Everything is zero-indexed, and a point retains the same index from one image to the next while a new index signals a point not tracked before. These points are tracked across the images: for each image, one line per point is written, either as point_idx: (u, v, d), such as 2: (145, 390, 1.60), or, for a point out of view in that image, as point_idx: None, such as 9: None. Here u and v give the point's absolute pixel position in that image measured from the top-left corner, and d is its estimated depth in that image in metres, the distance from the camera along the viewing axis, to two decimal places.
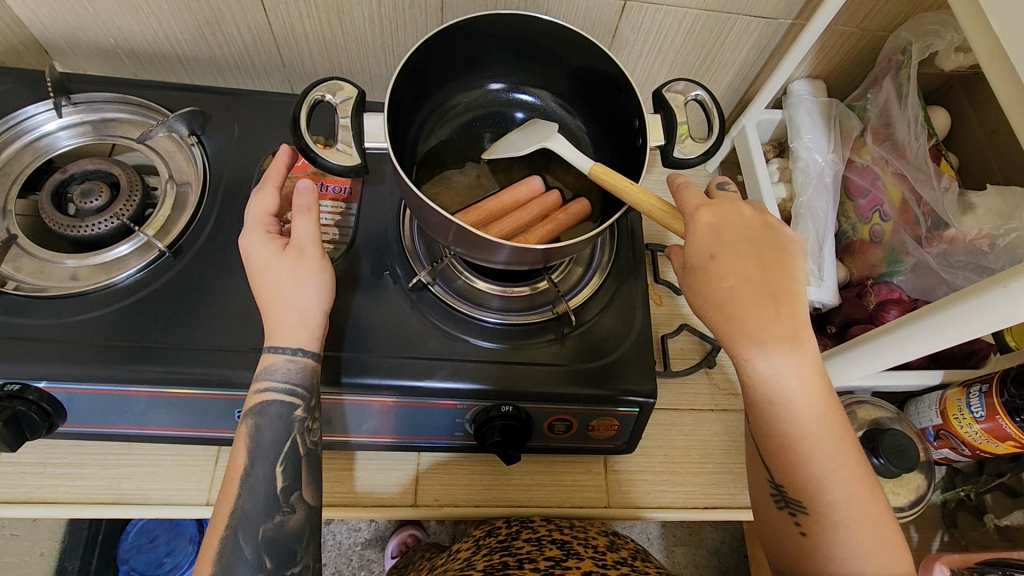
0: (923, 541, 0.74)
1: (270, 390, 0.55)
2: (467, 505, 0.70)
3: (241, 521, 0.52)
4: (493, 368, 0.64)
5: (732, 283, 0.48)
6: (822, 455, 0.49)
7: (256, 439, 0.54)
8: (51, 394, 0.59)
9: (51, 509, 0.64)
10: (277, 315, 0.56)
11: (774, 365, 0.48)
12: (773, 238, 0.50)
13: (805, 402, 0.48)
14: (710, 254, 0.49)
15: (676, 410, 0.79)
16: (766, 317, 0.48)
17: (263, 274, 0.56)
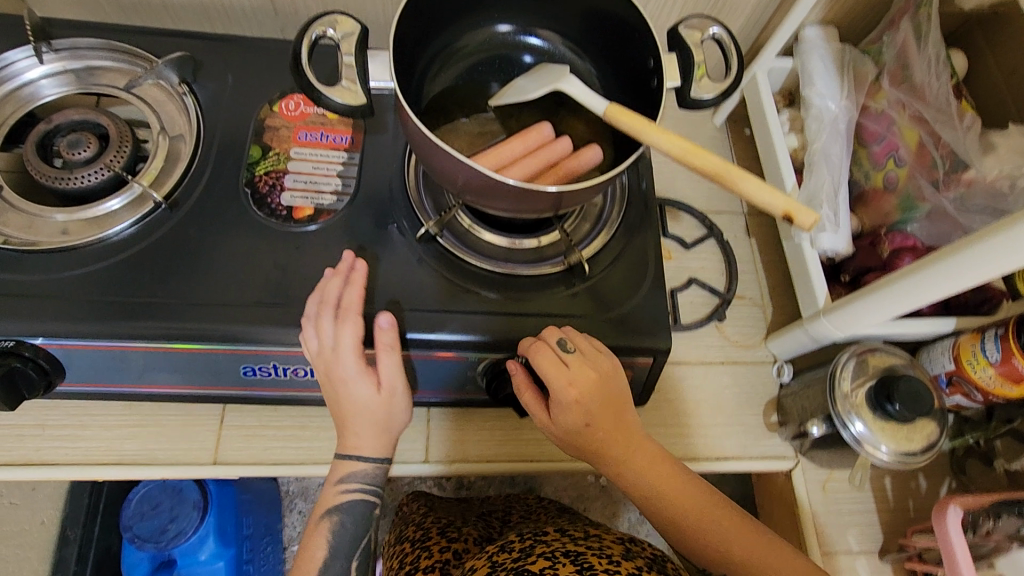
0: (931, 488, 0.75)
1: (349, 491, 0.61)
2: (478, 460, 0.69)
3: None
4: (505, 320, 0.62)
5: (592, 421, 0.59)
6: (728, 542, 0.58)
7: (336, 540, 0.60)
8: (48, 352, 0.57)
9: (52, 471, 0.62)
10: (357, 430, 0.59)
11: (644, 490, 0.60)
12: (618, 378, 0.59)
13: (680, 498, 0.59)
14: (581, 424, 0.59)
15: (686, 364, 0.78)
16: (617, 444, 0.60)
17: (357, 403, 0.58)
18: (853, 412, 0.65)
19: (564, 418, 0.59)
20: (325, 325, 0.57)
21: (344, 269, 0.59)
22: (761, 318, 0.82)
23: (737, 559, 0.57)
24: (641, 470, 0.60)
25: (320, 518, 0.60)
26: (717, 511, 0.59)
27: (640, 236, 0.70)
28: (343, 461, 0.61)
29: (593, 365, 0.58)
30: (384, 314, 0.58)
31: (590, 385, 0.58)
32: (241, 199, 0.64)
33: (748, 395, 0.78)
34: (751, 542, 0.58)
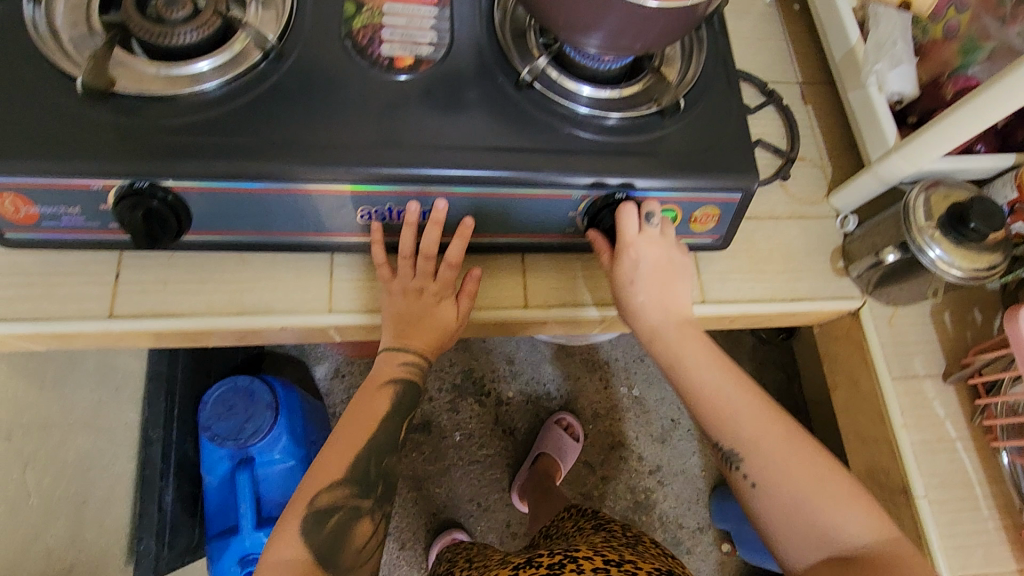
0: (985, 321, 0.81)
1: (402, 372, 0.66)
2: (577, 304, 0.74)
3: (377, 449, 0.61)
4: (606, 158, 0.65)
5: (647, 293, 0.68)
6: (738, 410, 0.63)
7: (397, 405, 0.65)
8: (179, 194, 0.59)
9: (180, 320, 0.66)
10: (416, 327, 0.68)
11: (676, 349, 0.66)
12: (673, 262, 0.68)
13: (702, 366, 0.65)
14: (632, 280, 0.67)
15: (756, 219, 0.82)
16: (660, 311, 0.68)
17: (434, 317, 0.68)
18: (929, 238, 0.69)
19: (620, 277, 0.68)
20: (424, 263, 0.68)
21: (434, 217, 0.64)
22: (822, 178, 0.86)
23: (743, 421, 0.62)
24: (683, 335, 0.67)
25: (382, 386, 0.65)
26: (737, 388, 0.64)
27: (722, 80, 0.72)
28: (390, 350, 0.67)
29: (667, 258, 0.68)
30: (475, 269, 0.69)
31: (659, 263, 0.67)
32: (343, 50, 0.66)
33: (816, 246, 0.82)
34: (756, 412, 0.63)
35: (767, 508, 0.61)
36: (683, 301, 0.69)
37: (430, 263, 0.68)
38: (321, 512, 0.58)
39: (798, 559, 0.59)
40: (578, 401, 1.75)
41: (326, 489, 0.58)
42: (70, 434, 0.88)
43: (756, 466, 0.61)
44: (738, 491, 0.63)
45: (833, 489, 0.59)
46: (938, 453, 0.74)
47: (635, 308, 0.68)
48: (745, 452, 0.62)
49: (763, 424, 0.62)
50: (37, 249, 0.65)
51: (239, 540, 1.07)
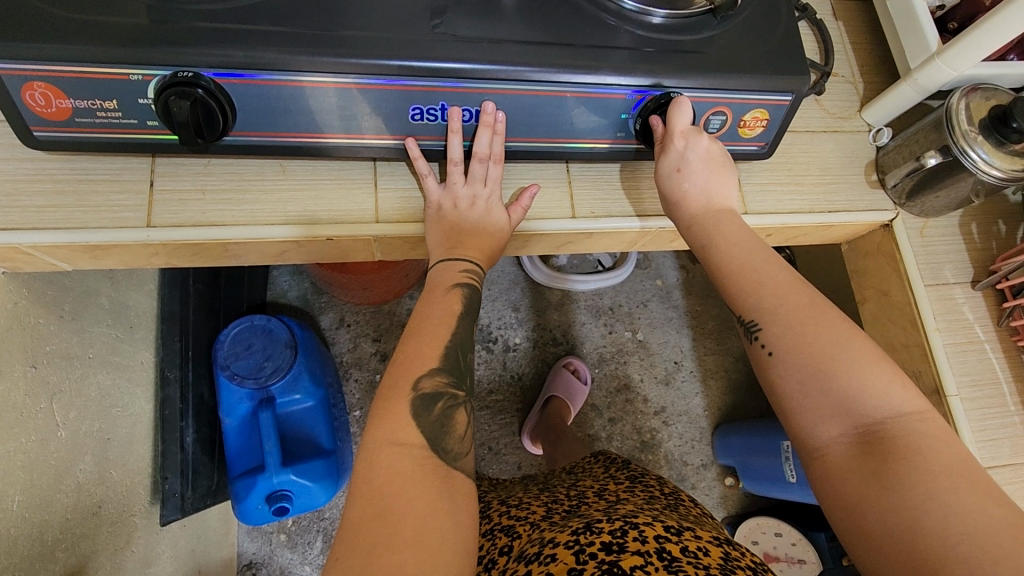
0: (1010, 233, 0.83)
1: (463, 273, 0.65)
2: (622, 216, 0.73)
3: (460, 343, 0.61)
4: (658, 55, 0.64)
5: (694, 179, 0.67)
6: (764, 283, 0.60)
7: (464, 309, 0.63)
8: (225, 88, 0.56)
9: (221, 230, 0.62)
10: (470, 236, 0.67)
11: (712, 230, 0.66)
12: (719, 157, 0.67)
13: (737, 247, 0.64)
14: (678, 167, 0.67)
15: (793, 132, 0.82)
16: (700, 199, 0.67)
17: (489, 222, 0.68)
18: (972, 140, 0.69)
19: (664, 165, 0.67)
20: (476, 169, 0.66)
21: (490, 121, 0.63)
22: (853, 93, 0.86)
23: (767, 293, 0.60)
24: (722, 218, 0.66)
25: (450, 288, 0.64)
26: (768, 264, 0.62)
27: None
28: (449, 261, 0.66)
29: (715, 151, 0.67)
30: (534, 184, 0.69)
31: (706, 153, 0.66)
32: None
33: (850, 158, 0.82)
34: (781, 285, 0.60)
35: (784, 380, 0.57)
36: (728, 194, 0.68)
37: (482, 168, 0.66)
38: (429, 395, 0.55)
39: (812, 430, 0.55)
40: (582, 346, 1.77)
41: (428, 373, 0.56)
42: (92, 369, 0.84)
43: (775, 333, 0.58)
44: (758, 365, 0.60)
45: (856, 357, 0.55)
46: (968, 354, 0.77)
47: (677, 195, 0.68)
48: (765, 322, 0.59)
49: (790, 297, 0.59)
50: (66, 156, 0.61)
51: (266, 477, 1.05)
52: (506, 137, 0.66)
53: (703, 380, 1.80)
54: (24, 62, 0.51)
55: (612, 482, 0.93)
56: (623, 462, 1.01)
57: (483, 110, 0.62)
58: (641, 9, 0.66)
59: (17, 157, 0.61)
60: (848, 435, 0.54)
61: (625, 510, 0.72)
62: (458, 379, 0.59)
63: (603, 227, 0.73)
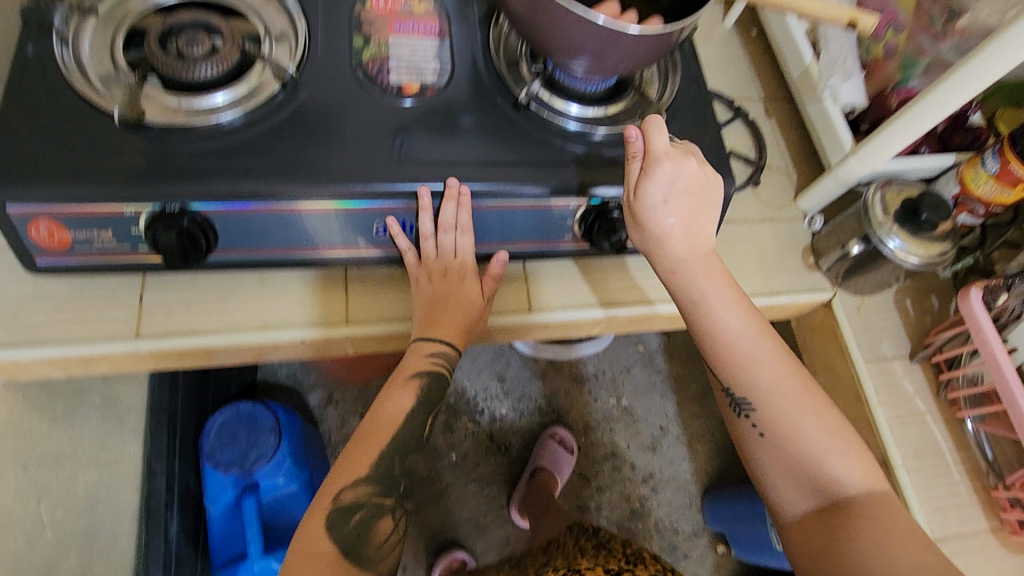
0: (943, 306, 0.89)
1: (429, 359, 0.71)
2: (574, 308, 0.79)
3: (403, 443, 0.69)
4: (596, 169, 0.72)
5: (678, 214, 0.67)
6: (759, 360, 0.69)
7: (422, 398, 0.72)
8: (208, 216, 0.63)
9: (204, 338, 0.68)
10: (446, 312, 0.72)
11: (699, 287, 0.69)
12: (706, 186, 0.68)
13: (726, 310, 0.69)
14: (664, 198, 0.66)
15: (733, 222, 0.90)
16: (683, 238, 0.68)
17: (462, 298, 0.73)
18: (887, 231, 0.77)
19: (651, 197, 0.66)
20: (447, 239, 0.70)
21: (455, 193, 0.67)
22: (788, 183, 0.94)
23: (761, 371, 0.69)
24: (706, 274, 0.69)
25: (410, 377, 0.71)
26: (756, 336, 0.69)
27: (698, 100, 0.80)
28: (421, 342, 0.71)
29: (701, 179, 0.68)
30: (502, 252, 0.74)
31: (690, 182, 0.67)
32: (355, 81, 0.71)
33: (787, 244, 0.90)
34: (775, 362, 0.69)
35: (762, 454, 0.70)
36: (709, 229, 0.70)
37: (451, 238, 0.70)
38: (347, 506, 0.66)
39: (782, 497, 0.69)
40: (569, 414, 1.80)
41: (352, 485, 0.66)
42: (80, 466, 0.88)
43: (766, 416, 0.69)
44: (742, 433, 0.71)
45: (824, 436, 0.68)
46: (911, 426, 0.81)
47: (662, 236, 0.68)
48: (757, 402, 0.69)
49: (777, 376, 0.69)
50: (64, 277, 0.68)
51: (248, 565, 1.06)
52: (473, 208, 0.69)
53: (690, 445, 1.81)
54: (29, 203, 0.59)
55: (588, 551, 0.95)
56: (598, 531, 1.03)
57: (448, 184, 0.67)
58: (582, 129, 0.74)
59: (20, 279, 0.67)
60: (812, 504, 0.67)
61: None
62: (385, 488, 0.68)
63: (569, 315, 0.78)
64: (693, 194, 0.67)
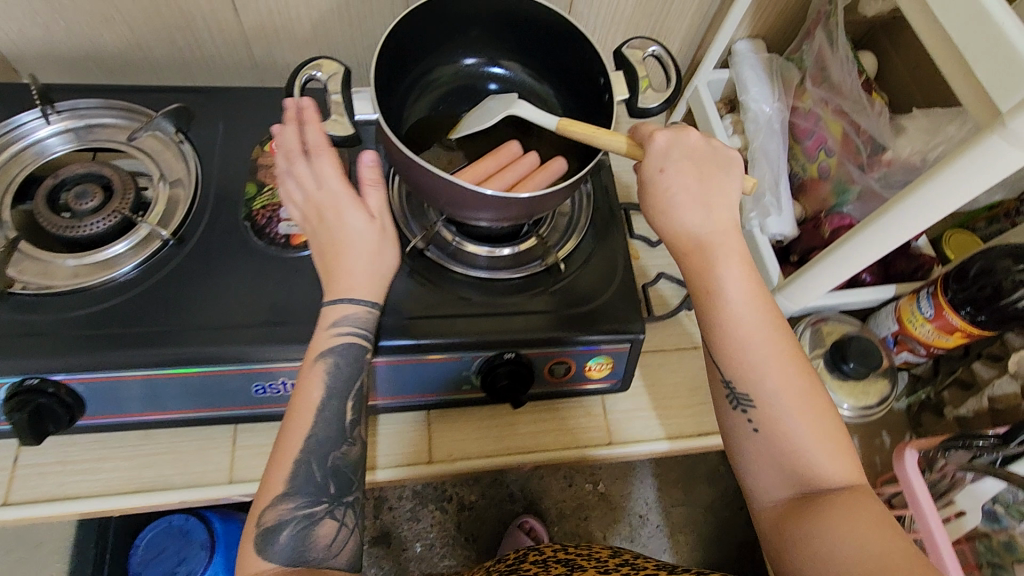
0: (895, 443, 0.81)
1: (341, 335, 0.60)
2: (479, 457, 0.75)
3: (315, 447, 0.57)
4: (492, 320, 0.68)
5: (682, 181, 0.57)
6: (768, 358, 0.55)
7: (335, 379, 0.59)
8: (70, 387, 0.61)
9: (72, 504, 0.65)
10: (338, 262, 0.61)
11: (712, 254, 0.57)
12: (714, 156, 0.59)
13: (739, 302, 0.56)
14: (661, 166, 0.58)
15: (662, 351, 0.85)
16: (696, 221, 0.57)
17: (349, 234, 0.61)
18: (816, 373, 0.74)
19: (646, 163, 0.58)
20: (299, 166, 0.61)
21: (293, 113, 0.62)
22: None
23: (769, 366, 0.55)
24: (723, 242, 0.57)
25: (312, 361, 0.59)
26: (772, 327, 0.56)
27: (612, 237, 0.77)
28: (332, 307, 0.60)
29: (705, 155, 0.59)
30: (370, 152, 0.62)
31: (694, 151, 0.59)
32: (241, 232, 0.69)
33: None
34: (786, 360, 0.55)
35: (749, 456, 0.55)
36: (727, 203, 0.58)
37: (302, 164, 0.61)
38: (271, 529, 0.55)
39: (756, 482, 0.55)
40: (541, 501, 1.71)
41: (270, 505, 0.55)
42: None
43: (765, 397, 0.54)
44: (730, 429, 0.57)
45: (826, 442, 0.53)
46: None
47: (665, 202, 0.57)
48: (758, 372, 0.55)
49: (789, 380, 0.55)
50: None
51: None
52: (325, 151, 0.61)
53: (672, 536, 1.70)
54: None
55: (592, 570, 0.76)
56: (613, 551, 0.83)
57: (285, 109, 0.63)
58: (491, 275, 0.72)
59: None
60: (790, 494, 0.52)
61: None
62: (313, 495, 0.57)
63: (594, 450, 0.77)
64: (697, 163, 0.58)
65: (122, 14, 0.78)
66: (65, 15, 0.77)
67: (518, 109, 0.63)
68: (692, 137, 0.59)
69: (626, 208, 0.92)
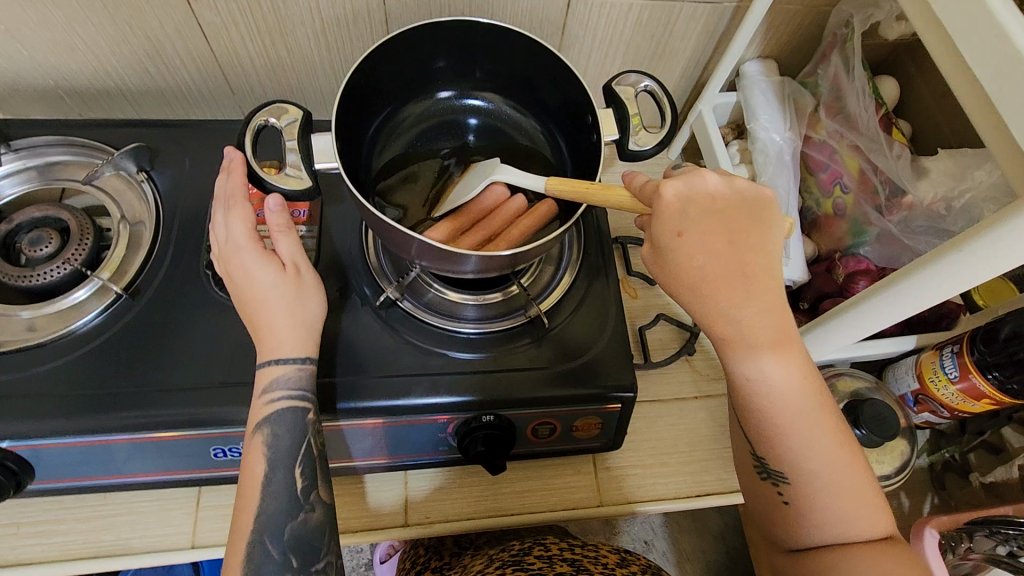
0: (915, 506, 0.75)
1: (277, 401, 0.56)
2: (458, 519, 0.70)
3: (267, 527, 0.53)
4: (471, 379, 0.63)
5: (713, 250, 0.46)
6: (798, 430, 0.48)
7: (274, 448, 0.55)
8: (16, 452, 0.57)
9: (24, 570, 0.61)
10: (261, 320, 0.56)
11: (750, 336, 0.47)
12: (739, 203, 0.47)
13: (779, 378, 0.48)
14: (680, 230, 0.46)
15: (659, 401, 0.79)
16: (741, 296, 0.46)
17: (261, 289, 0.56)
18: None
19: (660, 229, 0.46)
20: (218, 215, 0.58)
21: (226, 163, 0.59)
22: None
23: (800, 439, 0.48)
24: (761, 318, 0.47)
25: (251, 434, 0.55)
26: (810, 400, 0.48)
27: (602, 283, 0.72)
28: (264, 370, 0.56)
29: (723, 201, 0.47)
30: (274, 196, 0.56)
31: (717, 204, 0.46)
32: (204, 283, 0.66)
33: (724, 427, 0.78)
34: (818, 429, 0.48)
35: (783, 529, 0.51)
36: (762, 255, 0.47)
37: (219, 215, 0.58)
38: None
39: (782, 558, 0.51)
40: None
41: None
42: None
43: (800, 478, 0.49)
44: (765, 504, 0.52)
45: (867, 514, 0.48)
46: None
47: (694, 280, 0.47)
48: (795, 454, 0.49)
49: (827, 450, 0.48)
50: None
51: None
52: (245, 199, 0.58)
53: None
54: None
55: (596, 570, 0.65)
56: (621, 556, 0.72)
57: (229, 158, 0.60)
58: (480, 329, 0.67)
59: None
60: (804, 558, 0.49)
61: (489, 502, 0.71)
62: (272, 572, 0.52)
63: (642, 506, 0.72)
64: (720, 214, 0.46)
65: (88, 43, 0.74)
66: (28, 46, 0.73)
67: (502, 176, 0.60)
68: (708, 177, 0.46)
69: (624, 242, 0.86)
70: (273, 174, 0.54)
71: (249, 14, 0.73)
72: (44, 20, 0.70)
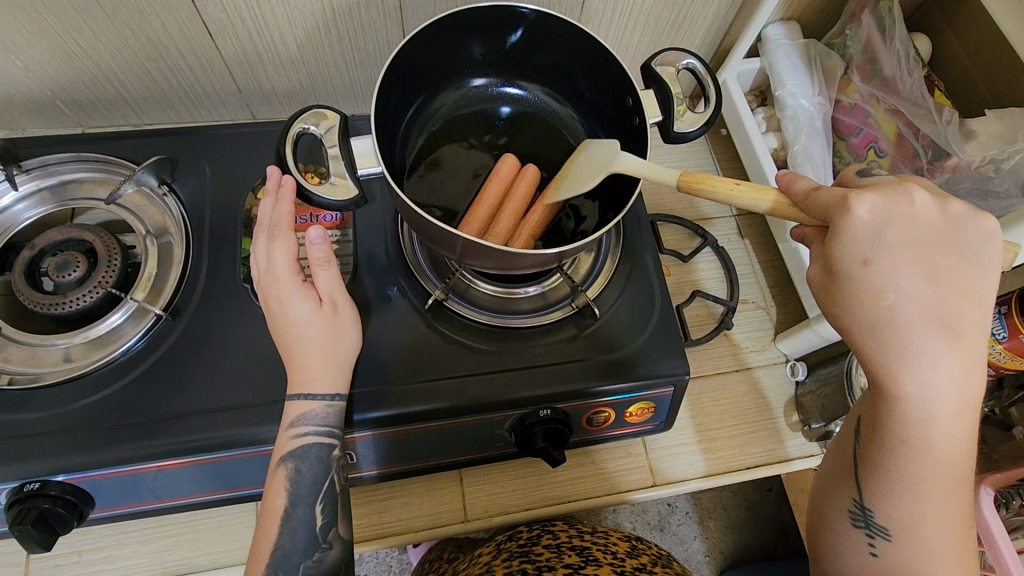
0: None
1: (305, 436, 0.55)
2: (517, 510, 0.70)
3: (283, 562, 0.54)
4: (523, 375, 0.63)
5: (909, 284, 0.42)
6: (924, 491, 0.46)
7: (295, 485, 0.55)
8: (75, 485, 0.56)
9: None
10: (297, 353, 0.56)
11: (929, 389, 0.43)
12: (948, 243, 0.43)
13: (939, 443, 0.45)
14: (868, 256, 0.42)
15: (702, 377, 0.79)
16: (932, 347, 0.42)
17: (296, 324, 0.56)
18: None
19: (847, 251, 0.42)
20: (261, 243, 0.58)
21: (272, 187, 0.60)
22: (766, 319, 0.83)
23: (922, 494, 0.46)
24: (953, 376, 0.43)
25: (274, 466, 0.55)
26: (960, 462, 0.45)
27: (641, 267, 0.71)
28: (293, 404, 0.56)
29: (927, 230, 0.43)
30: (317, 228, 0.58)
31: (920, 232, 0.43)
32: (244, 297, 0.64)
33: (766, 399, 0.78)
34: (947, 491, 0.46)
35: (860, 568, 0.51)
36: (967, 300, 0.43)
37: (263, 237, 0.59)
38: None
39: None
40: None
41: None
42: None
43: (906, 528, 0.48)
44: (843, 539, 0.51)
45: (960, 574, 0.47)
46: None
47: (878, 315, 0.43)
48: (905, 505, 0.47)
49: (942, 514, 0.47)
50: None
51: None
52: (292, 207, 0.59)
53: None
54: None
55: (607, 568, 0.62)
56: (633, 547, 0.69)
57: (267, 180, 0.60)
58: (527, 321, 0.67)
59: None
60: None
61: (515, 498, 0.71)
62: None
63: (633, 494, 0.72)
64: (926, 251, 0.42)
65: (87, 50, 0.70)
66: (21, 55, 0.69)
67: (619, 166, 0.53)
68: (915, 205, 0.43)
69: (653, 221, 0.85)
70: (317, 186, 0.53)
71: (255, 7, 0.68)
72: (37, 27, 0.65)
